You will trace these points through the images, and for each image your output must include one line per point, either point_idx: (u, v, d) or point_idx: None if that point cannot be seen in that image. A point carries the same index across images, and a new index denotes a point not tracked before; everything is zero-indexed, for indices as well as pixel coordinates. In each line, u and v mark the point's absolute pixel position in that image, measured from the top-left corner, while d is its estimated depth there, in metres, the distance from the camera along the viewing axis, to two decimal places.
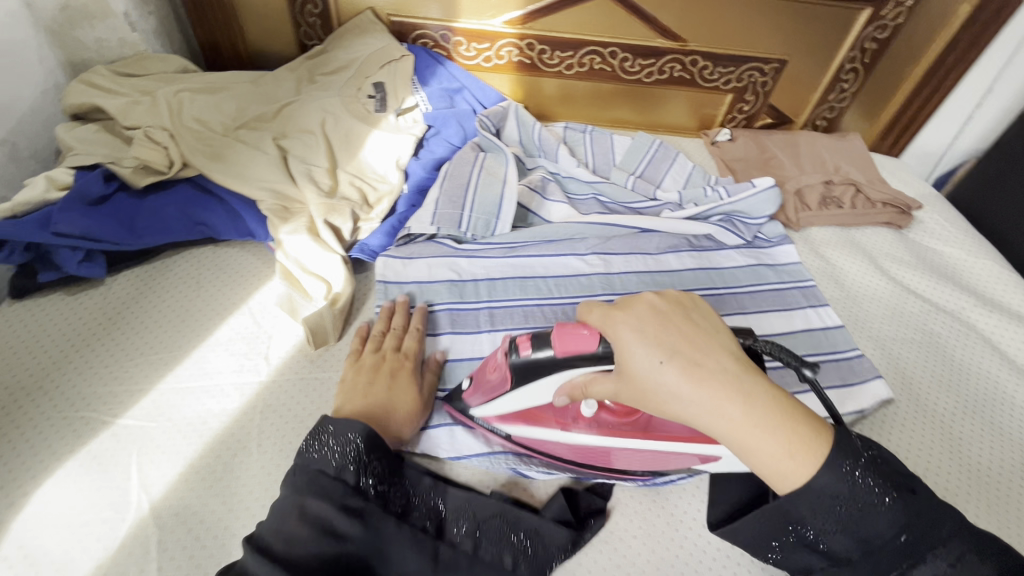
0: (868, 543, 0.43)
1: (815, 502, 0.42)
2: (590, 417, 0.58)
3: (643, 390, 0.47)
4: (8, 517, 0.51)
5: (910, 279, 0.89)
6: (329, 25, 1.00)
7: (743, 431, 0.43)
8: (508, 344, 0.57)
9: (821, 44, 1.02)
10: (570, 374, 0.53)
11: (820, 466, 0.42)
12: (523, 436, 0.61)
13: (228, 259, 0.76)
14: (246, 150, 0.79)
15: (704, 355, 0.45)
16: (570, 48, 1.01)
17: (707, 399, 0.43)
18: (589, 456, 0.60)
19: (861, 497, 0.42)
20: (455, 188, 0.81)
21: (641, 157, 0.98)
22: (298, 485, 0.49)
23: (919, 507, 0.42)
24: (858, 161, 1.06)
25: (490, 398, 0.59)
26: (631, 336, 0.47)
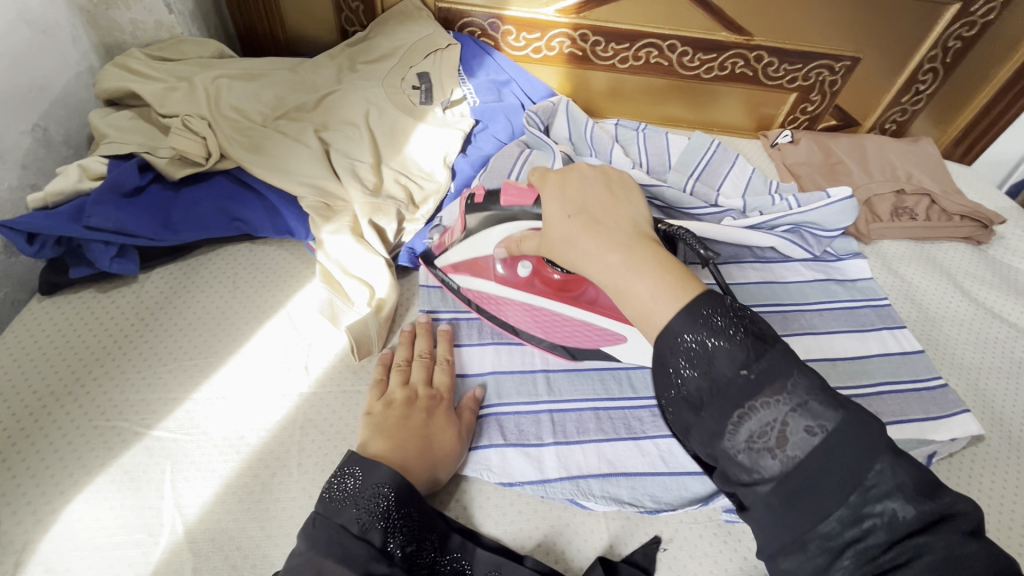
0: (715, 383, 0.40)
1: (669, 337, 0.41)
2: (524, 278, 0.65)
3: (556, 248, 0.50)
4: (35, 536, 0.47)
5: (993, 300, 0.82)
6: (372, 12, 0.95)
7: (617, 273, 0.44)
8: (467, 196, 0.63)
9: (899, 41, 0.94)
10: (512, 227, 0.59)
11: (678, 309, 0.41)
12: (470, 288, 0.67)
13: (265, 257, 0.72)
14: (287, 142, 0.74)
15: (605, 216, 0.48)
16: (626, 40, 0.95)
17: (590, 246, 0.46)
18: (521, 318, 0.66)
19: (712, 342, 0.40)
20: (500, 185, 0.75)
21: (700, 159, 0.91)
22: (316, 540, 0.44)
23: (779, 359, 0.40)
24: (932, 169, 0.99)
25: (449, 247, 0.67)
26: (553, 195, 0.51)
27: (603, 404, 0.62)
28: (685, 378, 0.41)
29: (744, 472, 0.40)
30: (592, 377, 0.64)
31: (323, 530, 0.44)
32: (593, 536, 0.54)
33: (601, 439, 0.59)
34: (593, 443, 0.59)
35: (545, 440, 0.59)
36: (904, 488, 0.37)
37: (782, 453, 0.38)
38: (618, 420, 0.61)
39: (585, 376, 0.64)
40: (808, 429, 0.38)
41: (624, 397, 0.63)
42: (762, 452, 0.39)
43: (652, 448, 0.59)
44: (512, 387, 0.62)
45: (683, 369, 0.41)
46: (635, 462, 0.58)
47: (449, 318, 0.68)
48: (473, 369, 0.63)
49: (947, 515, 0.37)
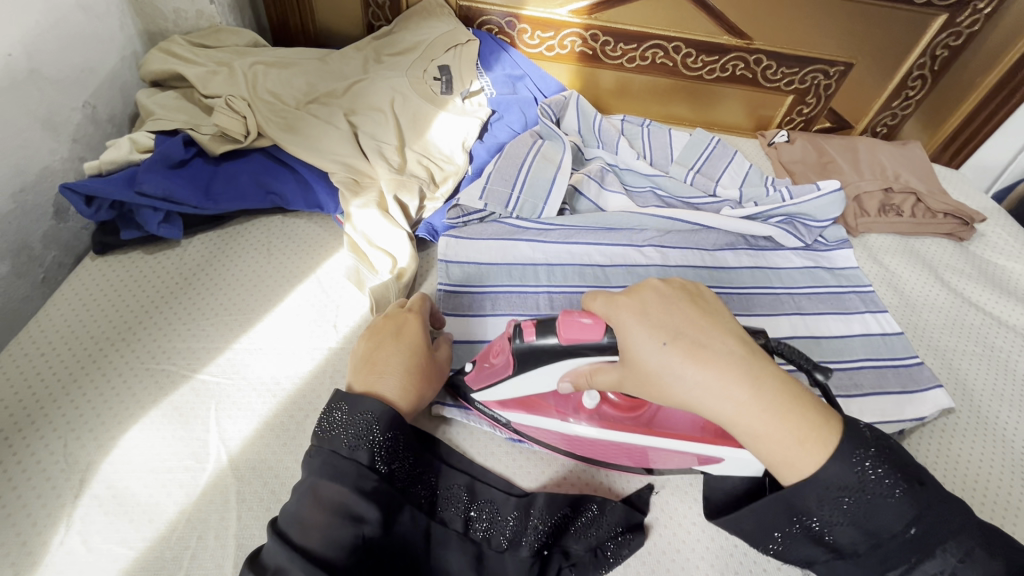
0: (875, 536, 0.42)
1: (828, 492, 0.41)
2: (591, 409, 0.57)
3: (649, 380, 0.46)
4: (97, 458, 0.53)
5: (972, 291, 0.88)
6: (397, 8, 1.01)
7: (753, 412, 0.42)
8: (511, 329, 0.55)
9: (889, 49, 1.00)
10: (577, 361, 0.52)
11: (828, 456, 0.41)
12: (524, 424, 0.59)
13: (297, 228, 0.78)
14: (319, 124, 0.80)
15: (712, 341, 0.45)
16: (633, 41, 1.01)
17: (716, 382, 0.43)
18: (587, 449, 0.59)
19: (877, 497, 0.41)
20: (509, 166, 0.82)
21: (700, 153, 0.97)
22: (313, 465, 0.47)
23: (929, 499, 0.41)
24: (919, 170, 1.05)
25: (492, 384, 0.58)
26: (646, 328, 0.46)
27: None
28: (833, 527, 0.42)
29: None
30: None
31: (318, 455, 0.48)
32: (592, 480, 0.60)
33: None
34: None
35: None
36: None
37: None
38: None
39: None
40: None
41: None
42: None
43: None
44: None
45: (836, 517, 0.42)
46: None
47: (466, 292, 0.72)
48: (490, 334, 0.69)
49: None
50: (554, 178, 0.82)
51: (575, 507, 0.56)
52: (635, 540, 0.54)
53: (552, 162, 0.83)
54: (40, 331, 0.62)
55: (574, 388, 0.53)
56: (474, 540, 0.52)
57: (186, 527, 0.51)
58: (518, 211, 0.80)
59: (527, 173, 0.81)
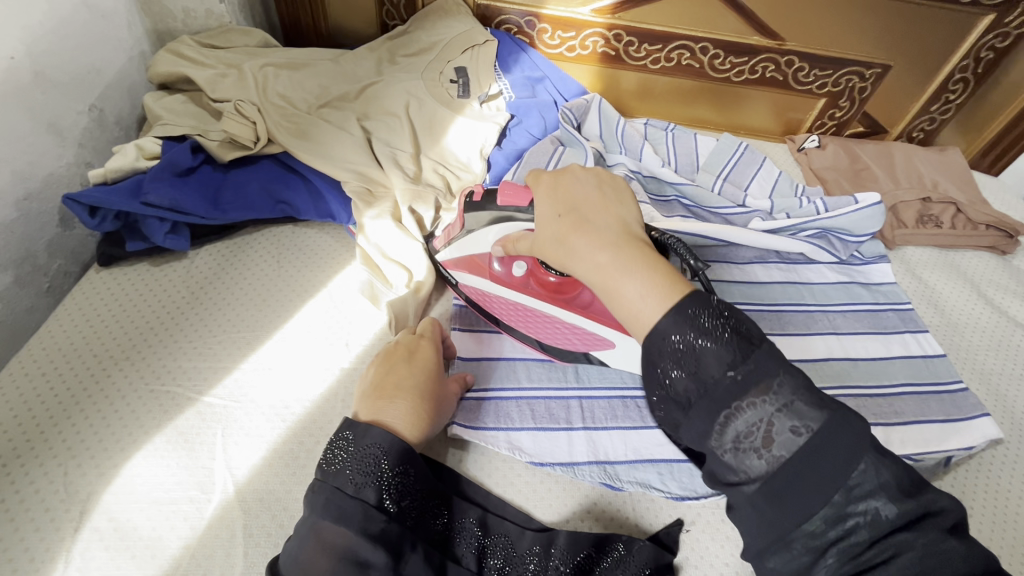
0: (703, 384, 0.40)
1: (662, 335, 0.41)
2: (519, 278, 0.63)
3: (552, 242, 0.49)
4: (98, 487, 0.51)
5: (1017, 309, 0.83)
6: (412, 6, 0.97)
7: (607, 272, 0.44)
8: (467, 192, 0.60)
9: (930, 51, 0.95)
10: (509, 226, 0.57)
11: (666, 311, 0.41)
12: (467, 282, 0.66)
13: (308, 239, 0.75)
14: (331, 129, 0.77)
15: (597, 216, 0.48)
16: (659, 41, 0.97)
17: (581, 242, 0.46)
18: (517, 317, 0.65)
19: (700, 341, 0.40)
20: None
21: (727, 159, 0.93)
22: (316, 503, 0.44)
23: (770, 361, 0.40)
24: (958, 178, 0.99)
25: (448, 240, 0.66)
26: (545, 196, 0.51)
27: (631, 391, 0.64)
28: (674, 376, 0.41)
29: (730, 473, 0.40)
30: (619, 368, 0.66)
31: (321, 493, 0.44)
32: (619, 515, 0.57)
33: (628, 426, 0.61)
34: (620, 429, 0.61)
35: (575, 424, 0.61)
36: (887, 489, 0.38)
37: (769, 454, 0.39)
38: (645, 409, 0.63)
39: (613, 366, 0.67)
40: (795, 430, 0.38)
41: None
42: (748, 452, 0.39)
43: None
44: (543, 373, 0.65)
45: (671, 363, 0.41)
46: (661, 450, 0.60)
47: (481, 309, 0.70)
48: (507, 353, 0.67)
49: (931, 514, 0.38)
50: None
51: (601, 547, 0.52)
52: None
53: None
54: (41, 349, 0.59)
55: (504, 252, 0.58)
56: None
57: (191, 563, 0.48)
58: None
59: None
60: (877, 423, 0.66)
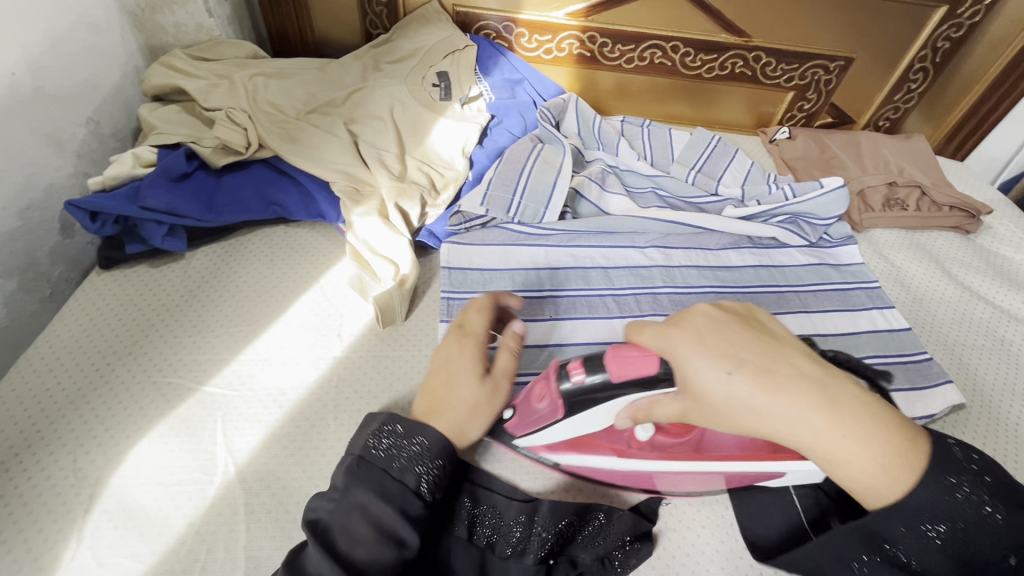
0: (952, 551, 0.43)
1: (911, 512, 0.43)
2: (643, 441, 0.53)
3: (716, 416, 0.46)
4: (105, 472, 0.54)
5: (980, 284, 0.87)
6: (394, 16, 1.02)
7: (828, 438, 0.44)
8: (554, 369, 0.51)
9: (889, 43, 1.00)
10: (627, 398, 0.49)
11: (918, 481, 0.44)
12: (574, 465, 0.56)
13: (300, 239, 0.78)
14: (319, 133, 0.81)
15: (778, 368, 0.45)
16: (631, 41, 1.02)
17: (794, 412, 0.44)
18: (637, 481, 0.56)
19: (944, 498, 0.43)
20: (510, 175, 0.82)
21: (700, 152, 0.97)
22: (362, 480, 0.47)
23: (1018, 516, 0.44)
24: (922, 163, 1.04)
25: (537, 431, 0.54)
26: (704, 364, 0.45)
27: None
28: (904, 542, 0.44)
29: None
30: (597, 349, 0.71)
31: (367, 470, 0.47)
32: (600, 484, 0.60)
33: None
34: None
35: None
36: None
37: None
38: None
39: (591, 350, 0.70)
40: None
41: None
42: None
43: None
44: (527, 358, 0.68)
45: (903, 530, 0.44)
46: None
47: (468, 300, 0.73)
48: None
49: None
50: (556, 181, 0.83)
51: (581, 516, 0.55)
52: (642, 551, 0.54)
53: (552, 165, 0.84)
54: (48, 348, 0.62)
55: (633, 423, 0.50)
56: (478, 545, 0.52)
57: (196, 539, 0.51)
58: (520, 217, 0.81)
59: (528, 177, 0.82)
60: None
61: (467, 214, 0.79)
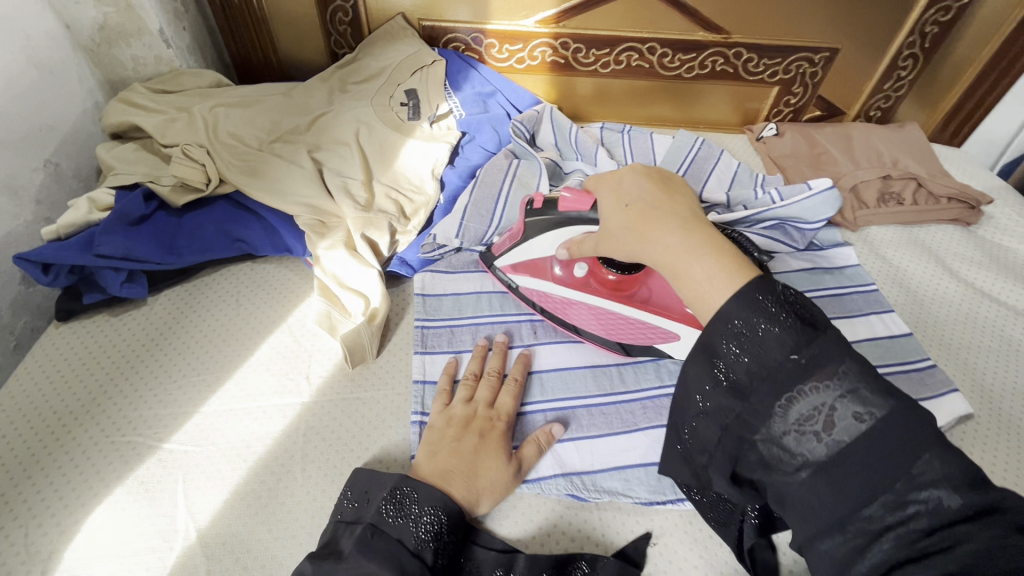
0: (766, 369, 0.42)
1: (715, 319, 0.45)
2: (581, 279, 0.68)
3: (631, 235, 0.53)
4: (60, 546, 0.51)
5: (982, 278, 0.83)
6: (359, 34, 0.98)
7: (676, 254, 0.49)
8: (524, 204, 0.69)
9: (875, 30, 0.95)
10: (573, 230, 0.65)
11: (731, 295, 0.44)
12: (529, 288, 0.70)
13: (266, 274, 0.75)
14: (282, 164, 0.78)
15: (660, 203, 0.53)
16: (605, 45, 0.98)
17: (655, 231, 0.51)
18: (578, 318, 0.69)
19: (758, 326, 0.43)
20: (484, 197, 0.78)
21: (683, 157, 0.94)
22: (376, 553, 0.47)
23: (827, 346, 0.42)
24: (916, 154, 1.00)
25: (512, 247, 0.71)
26: (607, 191, 0.57)
27: (595, 401, 0.64)
28: (733, 360, 0.44)
29: (788, 457, 0.41)
30: (581, 375, 0.67)
31: (382, 543, 0.48)
32: (585, 526, 0.56)
33: (596, 436, 0.62)
34: (585, 439, 0.61)
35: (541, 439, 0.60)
36: (951, 479, 0.38)
37: (829, 437, 0.40)
38: (613, 415, 0.63)
39: (573, 374, 0.67)
40: (857, 415, 0.40)
41: (612, 392, 0.65)
42: (809, 434, 0.41)
43: (639, 442, 0.61)
44: None
45: (731, 348, 0.44)
46: (628, 456, 0.60)
47: (444, 327, 0.70)
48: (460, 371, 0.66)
49: (997, 509, 0.37)
50: (533, 203, 0.79)
51: (562, 566, 0.52)
52: None
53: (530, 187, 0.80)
54: (1, 411, 0.60)
55: (568, 254, 0.65)
56: None
57: None
58: (495, 237, 0.77)
59: (504, 203, 0.78)
60: None
61: (440, 242, 0.75)
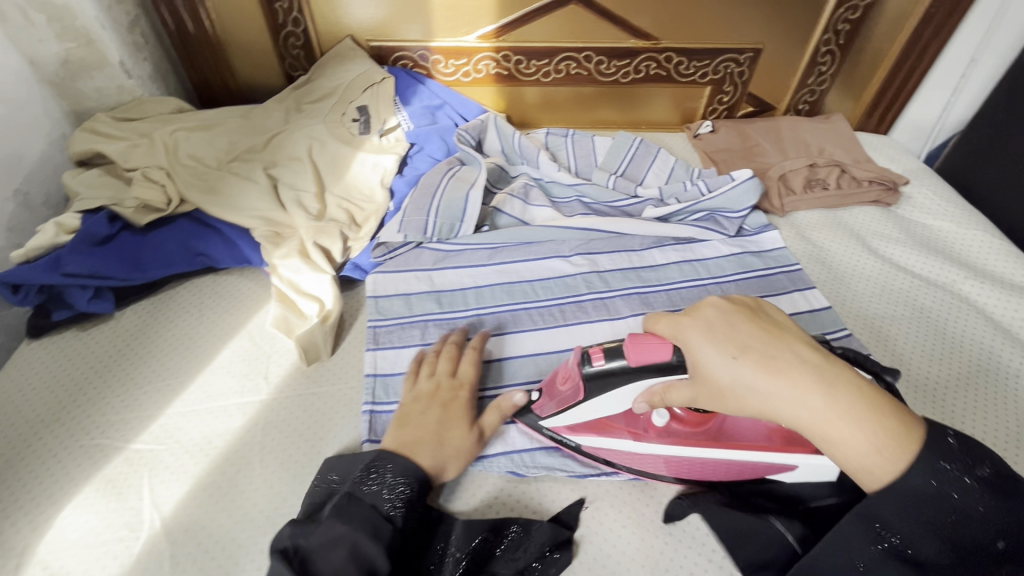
0: (953, 543, 0.44)
1: (909, 495, 0.44)
2: (661, 428, 0.58)
3: (718, 399, 0.50)
4: (32, 540, 0.55)
5: (900, 254, 0.89)
6: (312, 56, 1.04)
7: (825, 419, 0.46)
8: (579, 354, 0.57)
9: (792, 30, 1.03)
10: (646, 381, 0.55)
11: (911, 464, 0.45)
12: (593, 447, 0.61)
13: (227, 285, 0.80)
14: (238, 181, 0.83)
15: (775, 348, 0.49)
16: (545, 56, 1.04)
17: (788, 394, 0.47)
18: (652, 467, 0.60)
19: (938, 488, 0.44)
20: (424, 196, 0.84)
21: (623, 155, 1.00)
22: (352, 515, 0.50)
23: (1004, 500, 0.44)
24: (842, 142, 1.07)
25: (559, 412, 0.60)
26: (708, 338, 0.50)
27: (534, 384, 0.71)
28: (899, 532, 0.45)
29: None
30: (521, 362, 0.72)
31: (356, 508, 0.51)
32: (523, 496, 0.62)
33: None
34: None
35: None
36: None
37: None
38: None
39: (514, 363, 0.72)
40: (1001, 543, 0.43)
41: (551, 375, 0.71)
42: None
43: None
44: None
45: (904, 517, 0.45)
46: None
47: (395, 325, 0.75)
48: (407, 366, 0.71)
49: None
50: (469, 197, 0.84)
51: (497, 531, 0.57)
52: (563, 558, 0.56)
53: (466, 181, 0.86)
54: None
55: (650, 407, 0.56)
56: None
57: None
58: (438, 234, 0.83)
59: (441, 199, 0.83)
60: None
61: (386, 244, 0.81)
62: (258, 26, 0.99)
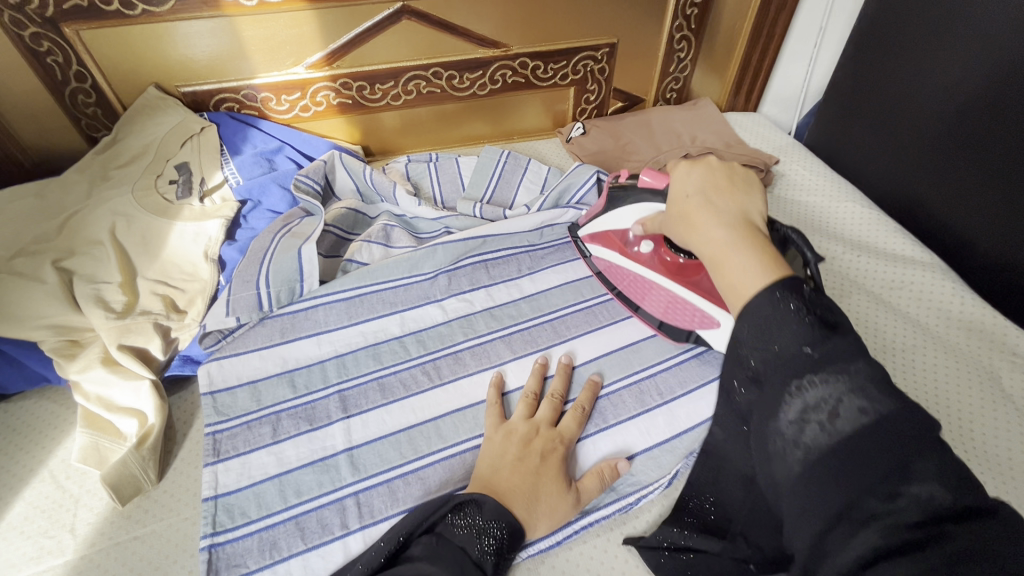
0: (774, 359, 0.41)
1: (745, 310, 0.43)
2: (648, 254, 0.73)
3: (678, 219, 0.53)
4: None
5: None
6: (113, 112, 0.89)
7: (721, 245, 0.47)
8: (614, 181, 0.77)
9: (642, 20, 0.99)
10: (646, 208, 0.69)
11: (764, 286, 0.43)
12: (602, 257, 0.78)
13: (21, 415, 0.65)
14: (18, 283, 0.67)
15: (719, 197, 0.51)
16: (388, 78, 0.95)
17: (702, 221, 0.50)
18: (628, 283, 0.76)
19: (784, 314, 0.41)
20: (251, 264, 0.73)
21: (489, 176, 0.91)
22: (442, 557, 0.48)
23: (843, 347, 0.39)
24: (711, 126, 1.04)
25: (596, 217, 0.77)
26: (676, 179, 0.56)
27: (410, 466, 0.60)
28: (747, 350, 0.43)
29: (786, 427, 0.39)
30: (394, 443, 0.62)
31: (447, 549, 0.48)
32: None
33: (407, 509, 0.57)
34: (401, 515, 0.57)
35: (351, 526, 0.56)
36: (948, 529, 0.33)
37: (832, 431, 0.37)
38: (428, 478, 0.59)
39: (384, 445, 0.62)
40: (862, 408, 0.36)
41: (430, 451, 0.61)
42: (809, 422, 0.38)
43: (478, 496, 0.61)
44: (312, 482, 0.59)
45: (748, 335, 0.43)
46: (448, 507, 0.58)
47: (239, 425, 0.63)
48: (251, 476, 0.59)
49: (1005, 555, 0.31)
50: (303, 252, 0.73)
51: None
52: None
53: (299, 236, 0.75)
54: None
55: (642, 230, 0.69)
56: None
57: None
58: (278, 304, 0.72)
59: (271, 260, 0.73)
60: (661, 404, 0.66)
61: (213, 331, 0.69)
62: (32, 87, 0.83)
